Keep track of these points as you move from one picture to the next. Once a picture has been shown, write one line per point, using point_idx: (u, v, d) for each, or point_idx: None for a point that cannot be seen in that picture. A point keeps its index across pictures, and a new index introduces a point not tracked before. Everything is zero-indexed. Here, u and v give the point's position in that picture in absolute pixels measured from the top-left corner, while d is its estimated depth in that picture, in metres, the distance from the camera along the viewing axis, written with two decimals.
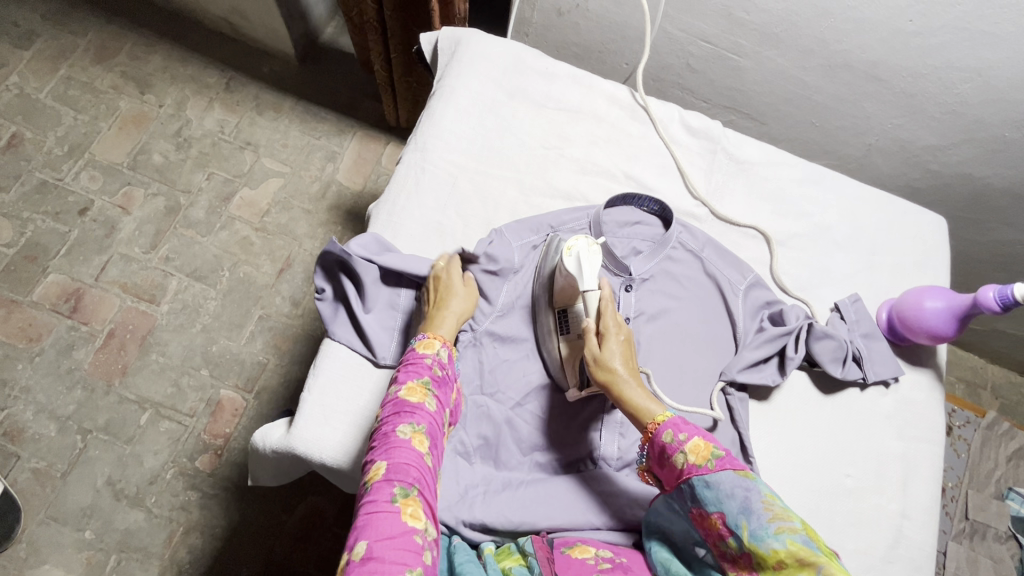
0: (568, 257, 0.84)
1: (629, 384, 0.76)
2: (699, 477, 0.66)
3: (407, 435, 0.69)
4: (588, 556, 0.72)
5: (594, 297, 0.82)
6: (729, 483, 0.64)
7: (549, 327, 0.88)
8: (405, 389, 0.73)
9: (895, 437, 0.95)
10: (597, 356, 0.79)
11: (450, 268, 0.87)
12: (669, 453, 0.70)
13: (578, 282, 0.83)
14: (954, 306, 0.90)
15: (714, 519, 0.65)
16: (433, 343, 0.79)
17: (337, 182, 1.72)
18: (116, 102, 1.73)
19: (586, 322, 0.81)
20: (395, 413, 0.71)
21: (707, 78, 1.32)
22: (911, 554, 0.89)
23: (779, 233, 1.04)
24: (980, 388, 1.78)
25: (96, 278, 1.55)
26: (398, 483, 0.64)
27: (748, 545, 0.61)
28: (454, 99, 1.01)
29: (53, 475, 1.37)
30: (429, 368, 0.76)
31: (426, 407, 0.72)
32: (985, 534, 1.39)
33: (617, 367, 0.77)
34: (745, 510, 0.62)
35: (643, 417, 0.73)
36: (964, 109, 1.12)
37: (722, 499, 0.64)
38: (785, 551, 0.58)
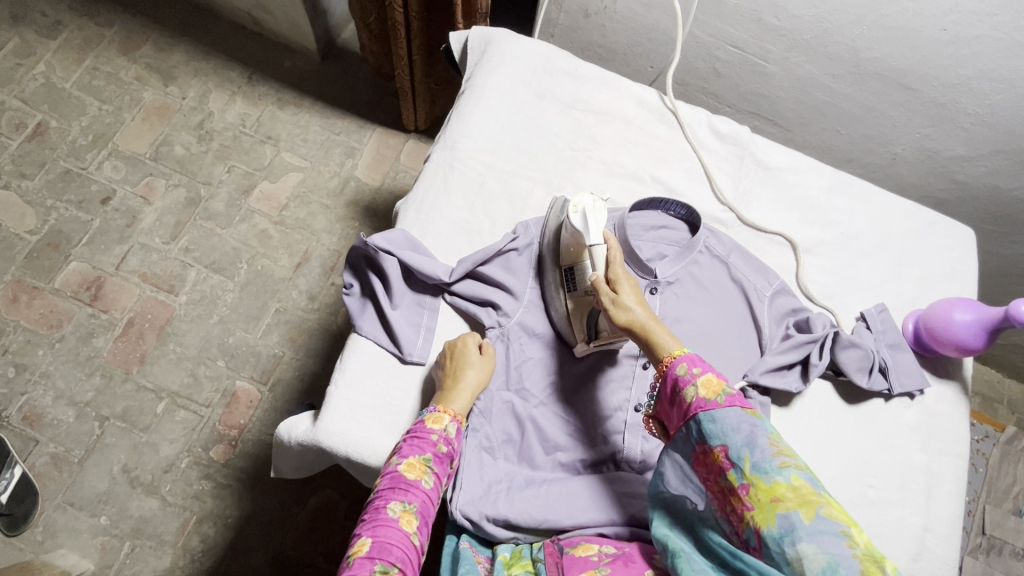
0: (573, 214, 0.85)
1: (648, 324, 0.75)
2: (706, 411, 0.66)
3: (397, 514, 0.68)
4: (592, 553, 0.73)
5: (602, 251, 0.82)
6: (736, 418, 0.64)
7: (554, 282, 0.88)
8: (405, 464, 0.73)
9: (918, 449, 0.94)
10: (613, 301, 0.78)
11: (467, 338, 0.85)
12: (680, 386, 0.69)
13: (585, 237, 0.83)
14: (985, 318, 0.89)
15: (717, 453, 0.64)
16: (442, 418, 0.78)
17: (357, 178, 1.73)
18: (141, 94, 1.75)
19: (596, 274, 0.81)
20: (390, 487, 0.70)
21: (733, 83, 1.32)
22: (933, 568, 0.88)
23: (805, 240, 1.04)
24: (996, 402, 1.76)
25: (117, 267, 1.57)
26: (381, 560, 0.63)
27: (749, 477, 0.61)
28: (484, 98, 1.01)
29: (70, 460, 1.39)
30: (434, 444, 0.75)
31: (422, 485, 0.72)
32: (1001, 549, 1.38)
33: (635, 310, 0.76)
34: (749, 443, 0.62)
35: (659, 351, 0.73)
36: (995, 120, 1.11)
37: (727, 433, 0.64)
38: (786, 484, 0.58)
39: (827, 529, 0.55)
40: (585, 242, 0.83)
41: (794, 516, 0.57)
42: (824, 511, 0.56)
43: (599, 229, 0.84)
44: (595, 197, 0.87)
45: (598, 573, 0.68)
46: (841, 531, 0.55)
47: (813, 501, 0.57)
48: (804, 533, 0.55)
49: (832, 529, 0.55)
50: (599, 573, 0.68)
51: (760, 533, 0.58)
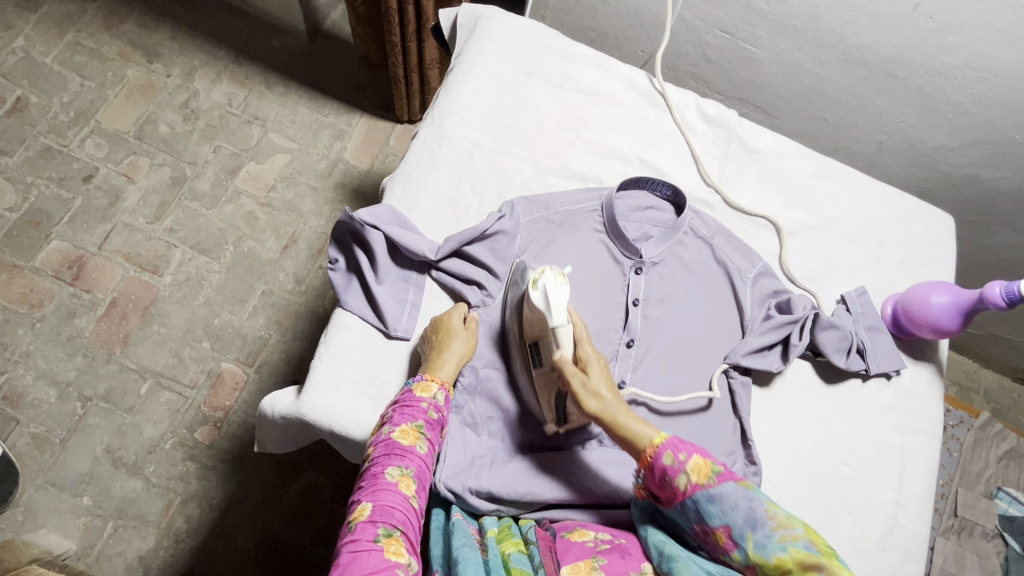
0: (534, 291, 0.80)
1: (621, 416, 0.74)
2: (702, 492, 0.66)
3: (395, 478, 0.68)
4: (587, 539, 0.74)
5: (568, 330, 0.78)
6: (733, 494, 0.65)
7: (520, 359, 0.85)
8: (398, 431, 0.72)
9: (893, 428, 0.96)
10: (581, 385, 0.76)
11: (450, 312, 0.86)
12: (671, 475, 0.69)
13: (547, 318, 0.78)
14: (960, 300, 0.91)
15: (719, 533, 0.65)
16: (430, 386, 0.78)
17: (345, 160, 1.72)
18: (124, 70, 1.72)
19: (559, 352, 0.77)
20: (385, 454, 0.70)
21: (722, 69, 1.32)
22: (904, 543, 0.91)
23: (789, 224, 1.05)
24: (972, 391, 1.82)
25: (100, 246, 1.54)
26: (383, 524, 0.63)
27: (752, 557, 0.62)
28: (472, 75, 1.01)
29: (52, 441, 1.37)
30: (425, 411, 0.76)
31: (417, 450, 0.72)
32: (973, 531, 1.42)
33: (606, 396, 0.75)
34: (750, 520, 0.63)
35: (640, 444, 0.72)
36: (977, 109, 1.13)
37: (727, 512, 0.65)
38: (788, 558, 0.60)
39: None
40: (549, 323, 0.78)
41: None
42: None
43: (562, 307, 0.78)
44: (558, 271, 0.81)
45: (594, 563, 0.68)
46: None
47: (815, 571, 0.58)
48: None
49: None
50: (596, 561, 0.68)
51: None
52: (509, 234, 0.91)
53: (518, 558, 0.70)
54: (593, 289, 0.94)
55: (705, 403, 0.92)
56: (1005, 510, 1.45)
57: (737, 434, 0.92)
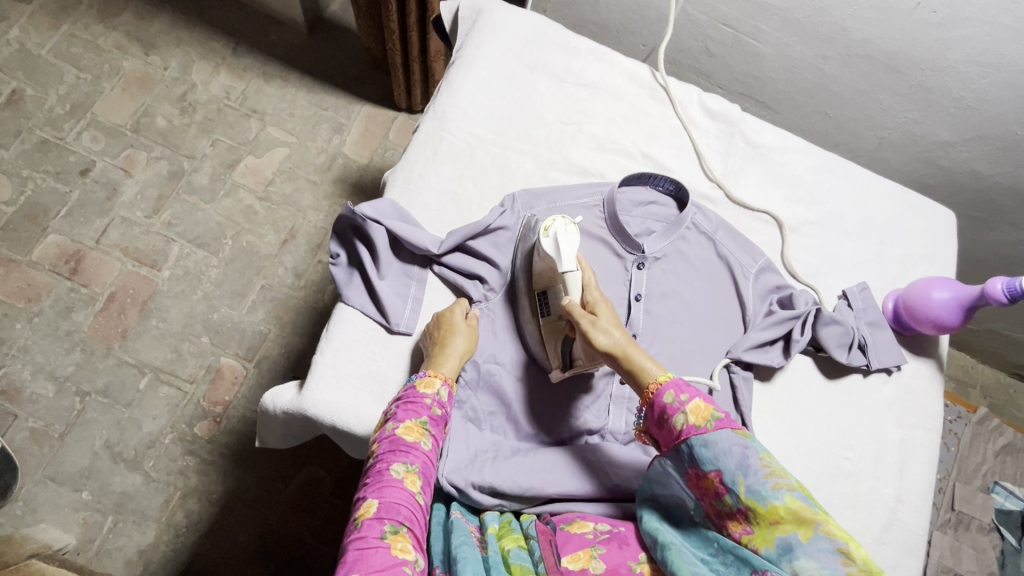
0: (545, 238, 0.82)
1: (629, 349, 0.73)
2: (698, 434, 0.64)
3: (400, 475, 0.68)
4: (587, 530, 0.74)
5: (577, 276, 0.80)
6: (727, 441, 0.62)
7: (528, 309, 0.86)
8: (403, 428, 0.73)
9: (893, 423, 0.97)
10: (590, 323, 0.76)
11: (454, 306, 0.85)
12: (670, 414, 0.67)
13: (556, 263, 0.80)
14: (962, 296, 0.91)
15: (711, 478, 0.63)
16: (433, 382, 0.78)
17: (345, 155, 1.71)
18: (120, 63, 1.70)
19: (568, 296, 0.79)
20: (390, 450, 0.70)
21: (724, 63, 1.31)
22: (903, 537, 0.92)
23: (791, 219, 1.05)
24: (969, 387, 1.83)
25: (97, 240, 1.53)
26: (389, 520, 0.63)
27: (744, 502, 0.60)
28: (474, 68, 1.00)
29: (50, 436, 1.37)
30: (429, 407, 0.76)
31: (421, 446, 0.72)
32: (969, 524, 1.43)
33: (614, 333, 0.75)
34: (742, 466, 0.61)
35: (642, 379, 0.71)
36: (980, 105, 1.12)
37: (720, 457, 0.62)
38: (782, 506, 0.58)
39: (825, 549, 0.55)
40: (558, 268, 0.80)
41: (793, 538, 0.57)
42: (821, 531, 0.55)
43: (572, 254, 0.81)
44: (568, 219, 0.84)
45: (593, 552, 0.69)
46: (837, 549, 0.54)
47: (810, 523, 0.56)
48: (802, 553, 0.56)
49: (829, 547, 0.55)
50: (595, 552, 0.69)
51: (761, 551, 0.59)
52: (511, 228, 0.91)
53: (519, 553, 0.71)
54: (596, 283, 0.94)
55: (705, 392, 0.92)
56: (1002, 505, 1.46)
57: (739, 429, 0.92)
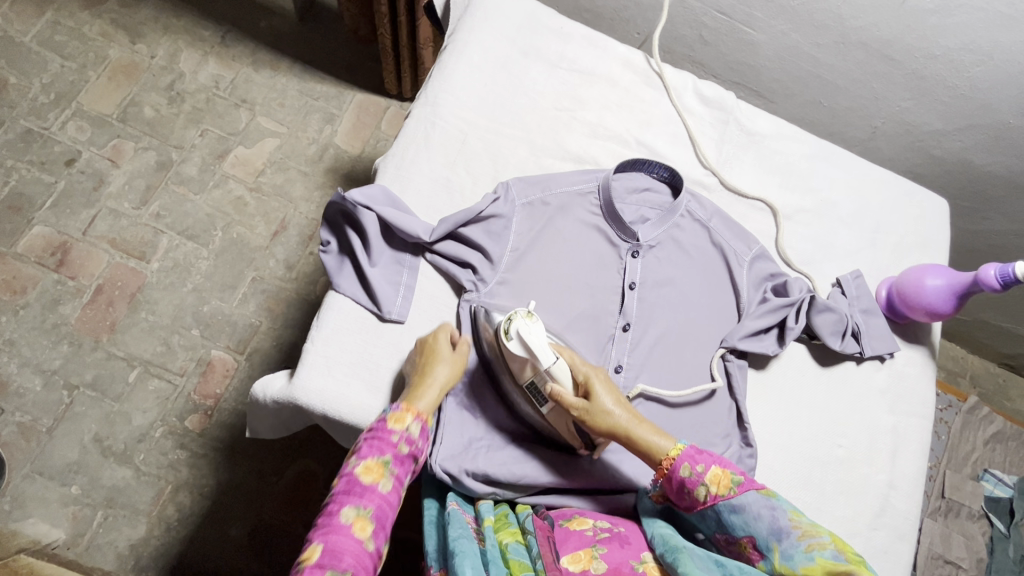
0: (510, 343, 0.78)
1: (632, 426, 0.75)
2: (724, 503, 0.69)
3: (350, 519, 0.65)
4: (586, 527, 0.75)
5: (559, 365, 0.77)
6: (755, 506, 0.67)
7: (521, 395, 0.82)
8: (361, 467, 0.69)
9: (887, 410, 0.97)
10: (586, 410, 0.76)
11: (438, 333, 0.82)
12: (691, 487, 0.70)
13: (537, 361, 0.76)
14: (955, 283, 0.92)
15: (744, 543, 0.68)
16: (404, 418, 0.74)
17: (336, 145, 1.69)
18: (106, 51, 1.67)
19: (555, 388, 0.76)
20: (344, 491, 0.67)
21: (719, 52, 1.30)
22: (895, 523, 0.92)
23: (785, 207, 1.04)
24: (959, 376, 1.85)
25: (84, 232, 1.51)
26: (331, 568, 0.59)
27: (778, 567, 0.64)
28: (466, 53, 0.99)
29: (38, 430, 1.35)
30: (393, 445, 0.72)
31: (378, 488, 0.68)
32: (959, 512, 1.45)
33: (615, 413, 0.75)
34: (773, 531, 0.65)
35: (655, 455, 0.73)
36: (973, 93, 1.13)
37: (750, 523, 0.67)
38: (813, 566, 0.62)
39: None
40: (539, 365, 0.77)
41: None
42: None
43: (546, 347, 0.77)
44: (528, 312, 0.79)
45: (594, 552, 0.69)
46: None
47: None
48: None
49: None
50: (596, 550, 0.69)
51: None
52: (503, 215, 0.90)
53: (517, 548, 0.70)
54: (590, 270, 0.93)
55: (709, 393, 0.91)
56: (991, 492, 1.49)
57: (734, 418, 0.92)
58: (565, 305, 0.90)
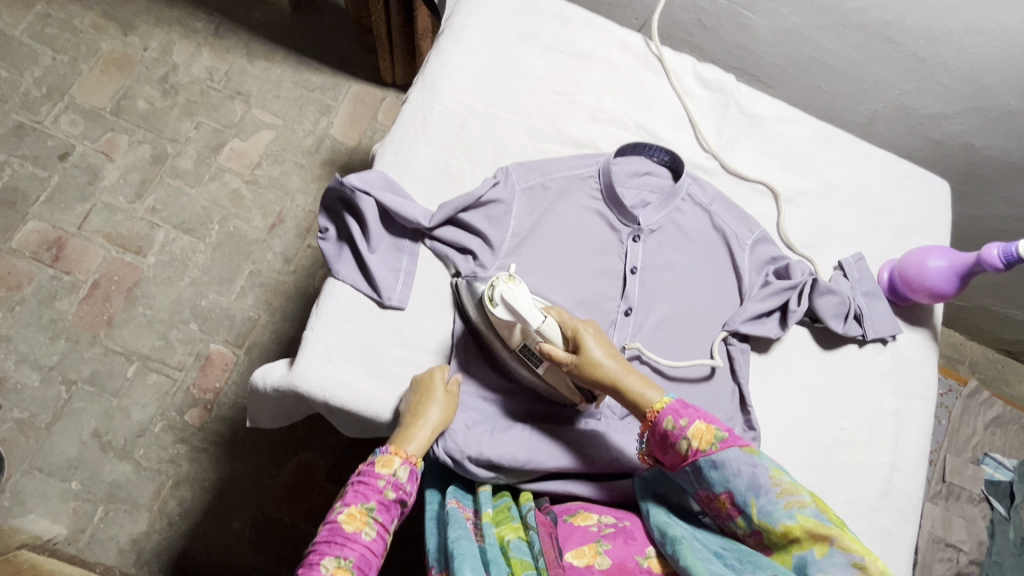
0: (496, 309, 0.78)
1: (621, 376, 0.74)
2: (706, 458, 0.67)
3: (329, 570, 0.64)
4: (591, 523, 0.75)
5: (548, 323, 0.77)
6: (736, 461, 0.65)
7: (514, 360, 0.82)
8: (345, 514, 0.69)
9: (890, 393, 0.97)
10: (575, 364, 0.76)
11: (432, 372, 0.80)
12: (674, 438, 0.69)
13: (524, 322, 0.77)
14: (957, 264, 0.91)
15: (723, 499, 0.66)
16: (392, 461, 0.73)
17: (333, 136, 1.67)
18: (98, 43, 1.65)
19: (544, 345, 0.76)
20: (326, 540, 0.67)
21: (718, 36, 1.29)
22: (898, 505, 0.93)
23: (786, 190, 1.04)
24: (959, 362, 1.85)
25: (79, 227, 1.49)
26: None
27: (757, 523, 0.63)
28: (464, 37, 0.97)
29: (37, 426, 1.34)
30: (380, 491, 0.71)
31: (360, 537, 0.68)
32: (960, 496, 1.46)
33: (604, 366, 0.75)
34: (753, 487, 0.64)
35: (643, 406, 0.73)
36: (973, 75, 1.12)
37: (730, 478, 0.65)
38: (795, 525, 0.60)
39: (839, 563, 0.57)
40: (527, 326, 0.77)
41: (809, 555, 0.59)
42: (836, 546, 0.58)
43: (530, 306, 0.77)
44: (510, 275, 0.80)
45: (598, 547, 0.69)
46: (852, 563, 0.56)
47: (825, 542, 0.59)
48: (817, 569, 0.58)
49: (844, 561, 0.57)
50: (600, 546, 0.69)
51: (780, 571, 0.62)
52: (503, 199, 0.89)
53: (518, 545, 0.70)
54: (590, 254, 0.92)
55: (708, 372, 0.91)
56: (991, 475, 1.49)
57: (737, 402, 0.92)
58: (565, 289, 0.90)
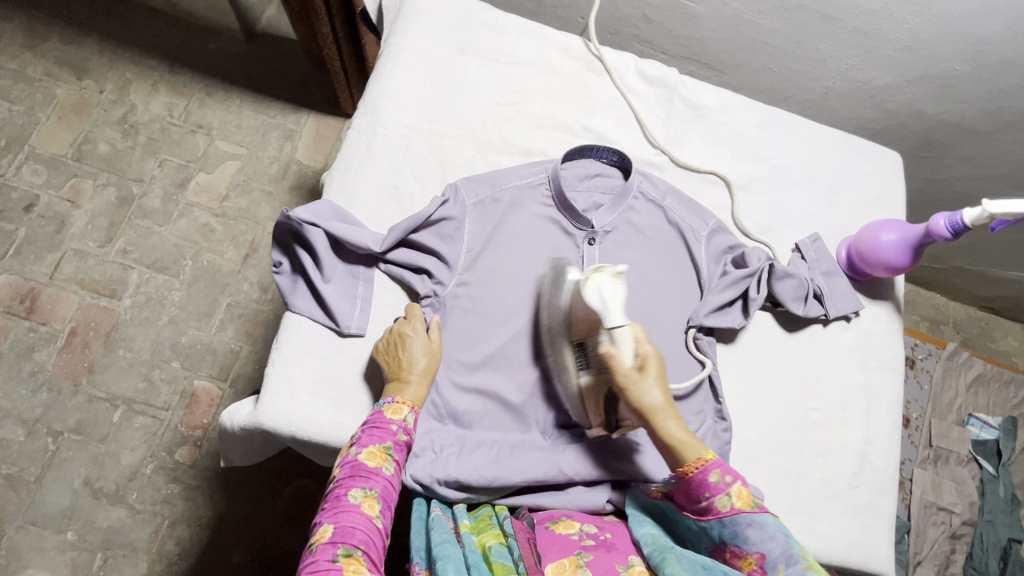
0: (588, 291, 0.76)
1: (664, 416, 0.71)
2: (743, 515, 0.64)
3: (358, 500, 0.67)
4: (572, 532, 0.73)
5: (626, 334, 0.74)
6: (773, 525, 0.63)
7: (569, 364, 0.83)
8: (365, 453, 0.72)
9: (857, 368, 0.98)
10: (634, 381, 0.73)
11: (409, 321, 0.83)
12: (711, 493, 0.66)
13: (601, 319, 0.75)
14: (909, 236, 0.92)
15: (750, 558, 0.63)
16: (401, 408, 0.77)
17: (298, 161, 1.67)
18: (53, 90, 1.64)
19: (610, 350, 0.73)
20: (350, 475, 0.70)
21: (664, 28, 1.29)
22: (875, 478, 0.94)
23: (738, 177, 1.04)
24: (942, 324, 1.86)
25: (51, 276, 1.49)
26: (343, 544, 0.62)
27: None
28: (402, 57, 0.97)
29: (27, 480, 1.34)
30: (394, 433, 0.75)
31: (382, 471, 0.71)
32: (948, 458, 1.47)
33: (656, 399, 0.72)
34: (786, 555, 0.60)
35: (682, 454, 0.69)
36: (916, 44, 1.13)
37: (764, 540, 0.62)
38: None
39: None
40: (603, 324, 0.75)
41: None
42: None
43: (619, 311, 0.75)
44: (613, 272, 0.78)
45: (578, 561, 0.66)
46: None
47: None
48: None
49: None
50: (581, 558, 0.67)
51: None
52: (455, 219, 0.89)
53: (499, 551, 0.70)
54: (548, 262, 0.93)
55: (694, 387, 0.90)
56: (977, 435, 1.51)
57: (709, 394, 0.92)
58: (526, 301, 0.90)
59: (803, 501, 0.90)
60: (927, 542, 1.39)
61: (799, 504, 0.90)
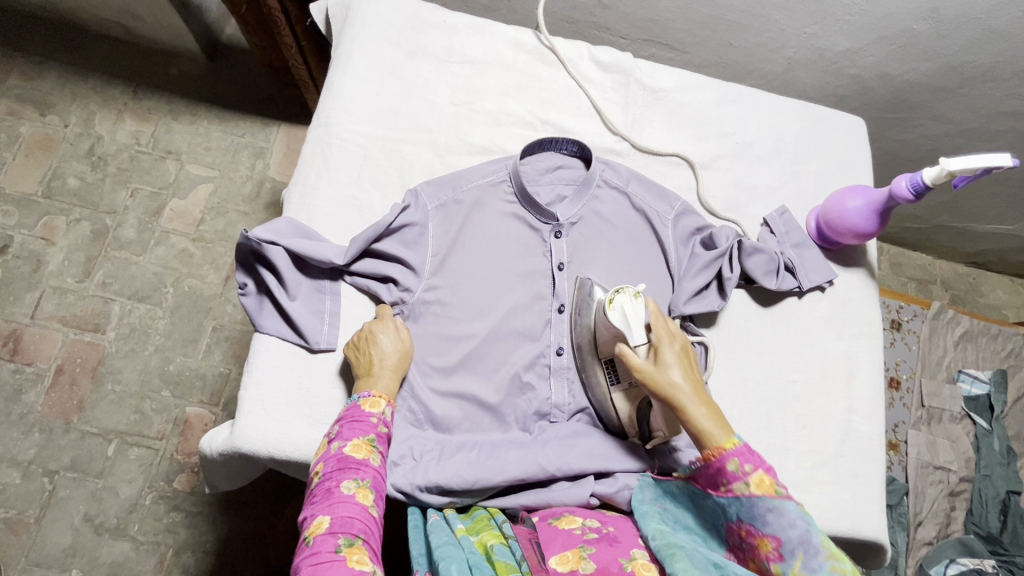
0: (612, 312, 0.80)
1: (688, 401, 0.69)
2: (760, 501, 0.62)
3: (351, 490, 0.67)
4: (575, 526, 0.72)
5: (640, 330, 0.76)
6: (794, 514, 0.60)
7: (598, 377, 0.85)
8: (350, 445, 0.71)
9: (836, 337, 0.98)
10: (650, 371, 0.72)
11: (381, 320, 0.83)
12: (728, 479, 0.65)
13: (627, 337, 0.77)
14: (874, 201, 0.92)
15: (765, 541, 0.62)
16: (379, 402, 0.76)
17: (271, 178, 1.66)
18: (18, 128, 1.62)
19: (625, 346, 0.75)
20: (338, 468, 0.69)
21: (620, 12, 1.26)
22: (861, 446, 0.94)
23: (701, 157, 1.04)
24: (931, 284, 1.86)
25: (32, 316, 1.48)
26: (343, 534, 0.62)
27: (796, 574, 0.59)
28: (352, 66, 0.96)
29: (26, 522, 1.33)
30: (375, 426, 0.74)
31: (371, 462, 0.71)
32: (942, 417, 1.47)
33: (676, 382, 0.71)
34: (803, 542, 0.59)
35: (704, 438, 0.67)
36: (871, 6, 1.11)
37: (781, 527, 0.61)
38: None
39: None
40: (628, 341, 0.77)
41: None
42: None
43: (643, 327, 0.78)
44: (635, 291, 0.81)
45: (582, 552, 0.66)
46: None
47: None
48: None
49: None
50: (583, 551, 0.66)
51: None
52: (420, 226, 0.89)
53: (501, 549, 0.67)
54: (515, 259, 0.92)
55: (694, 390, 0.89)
56: (969, 391, 1.51)
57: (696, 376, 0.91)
58: (496, 301, 0.89)
59: (790, 475, 0.90)
60: (927, 503, 1.40)
61: (787, 479, 0.90)
